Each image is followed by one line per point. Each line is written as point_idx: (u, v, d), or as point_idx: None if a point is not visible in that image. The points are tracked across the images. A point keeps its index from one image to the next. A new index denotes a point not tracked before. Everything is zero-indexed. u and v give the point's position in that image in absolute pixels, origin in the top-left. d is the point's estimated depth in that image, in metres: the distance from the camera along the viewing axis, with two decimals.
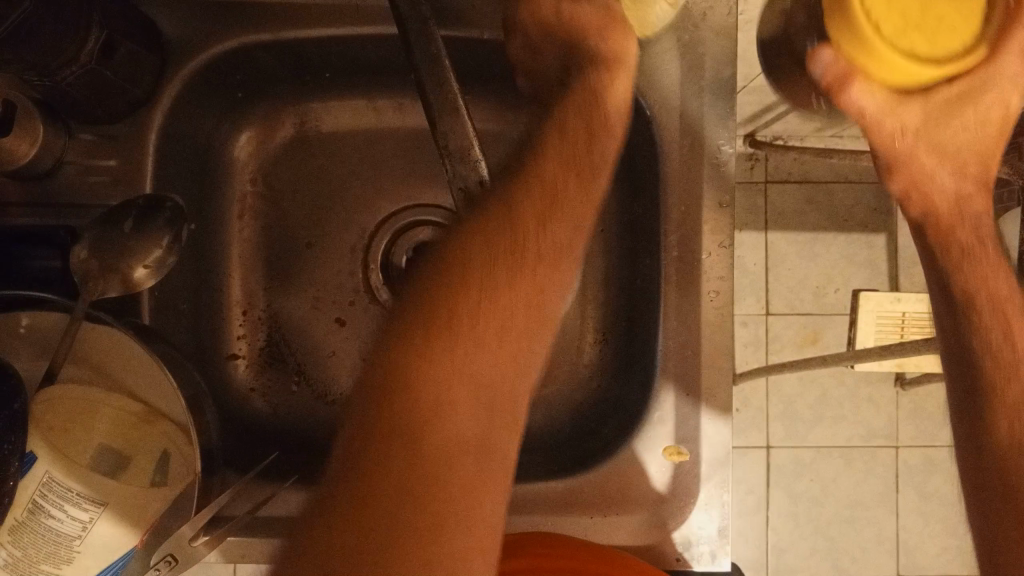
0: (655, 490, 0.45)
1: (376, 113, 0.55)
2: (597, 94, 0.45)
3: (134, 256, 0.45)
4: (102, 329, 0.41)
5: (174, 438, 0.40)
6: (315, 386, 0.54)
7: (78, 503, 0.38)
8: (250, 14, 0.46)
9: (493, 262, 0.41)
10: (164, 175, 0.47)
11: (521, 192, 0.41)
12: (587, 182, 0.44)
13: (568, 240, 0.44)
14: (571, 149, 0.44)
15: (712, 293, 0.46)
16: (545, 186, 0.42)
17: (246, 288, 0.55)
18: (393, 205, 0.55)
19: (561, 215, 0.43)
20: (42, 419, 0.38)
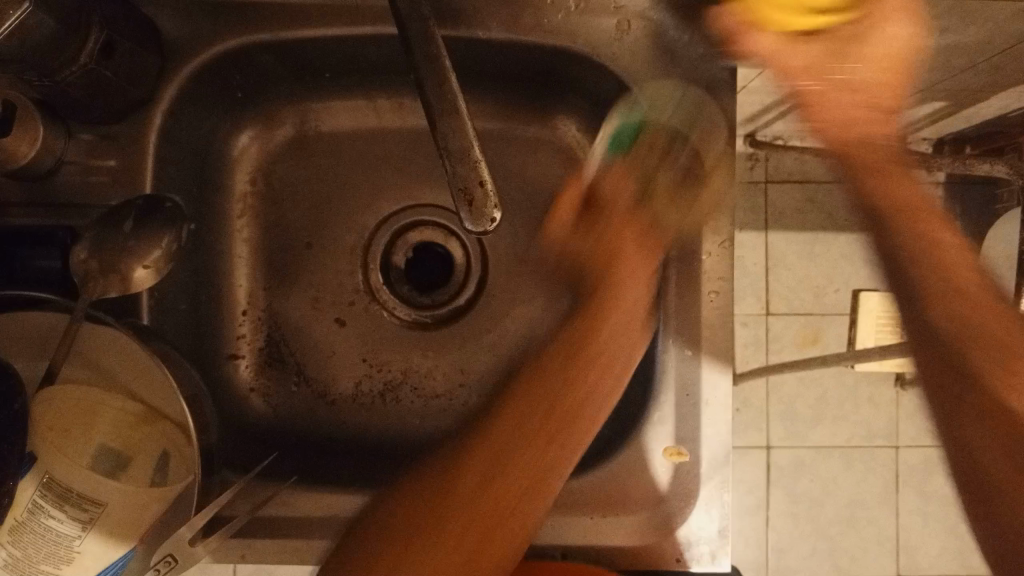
0: (658, 487, 0.45)
1: (375, 113, 0.55)
2: (607, 244, 0.47)
3: (133, 256, 0.44)
4: (101, 329, 0.41)
5: (174, 438, 0.40)
6: (314, 387, 0.54)
7: (78, 503, 0.38)
8: (250, 14, 0.46)
9: (481, 490, 0.41)
10: (164, 175, 0.47)
11: (506, 414, 0.43)
12: (601, 390, 0.44)
13: (601, 372, 0.44)
14: (591, 301, 0.46)
15: (711, 293, 0.47)
16: (540, 399, 0.43)
17: (246, 289, 0.55)
18: (394, 206, 0.55)
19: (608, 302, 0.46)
20: (42, 420, 0.39)
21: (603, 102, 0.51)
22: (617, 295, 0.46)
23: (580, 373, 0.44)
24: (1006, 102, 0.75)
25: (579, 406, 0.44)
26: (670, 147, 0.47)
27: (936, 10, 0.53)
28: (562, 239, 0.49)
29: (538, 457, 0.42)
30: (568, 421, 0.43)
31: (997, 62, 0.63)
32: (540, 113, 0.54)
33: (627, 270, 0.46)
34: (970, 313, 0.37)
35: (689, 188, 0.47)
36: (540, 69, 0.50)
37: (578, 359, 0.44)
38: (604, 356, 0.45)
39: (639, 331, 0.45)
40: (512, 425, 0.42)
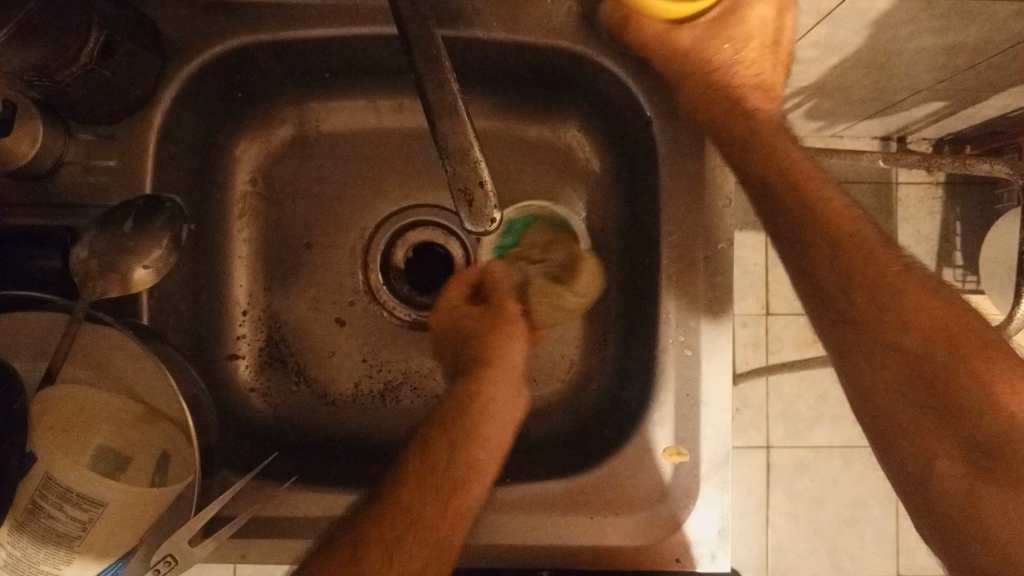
0: (659, 487, 0.45)
1: (375, 113, 0.55)
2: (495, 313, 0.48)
3: (133, 256, 0.44)
4: (103, 329, 0.41)
5: (174, 438, 0.40)
6: (314, 387, 0.54)
7: (77, 503, 0.38)
8: (249, 14, 0.46)
9: (394, 543, 0.40)
10: (164, 175, 0.47)
11: (396, 497, 0.41)
12: (493, 419, 0.45)
13: (496, 415, 0.46)
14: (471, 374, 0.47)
15: (711, 292, 0.47)
16: (443, 448, 0.43)
17: (246, 288, 0.55)
18: (393, 206, 0.55)
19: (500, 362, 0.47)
20: (43, 420, 0.38)
21: (604, 101, 0.51)
22: (497, 361, 0.47)
23: (471, 428, 0.44)
24: (1006, 102, 0.75)
25: (480, 445, 0.44)
26: (551, 241, 0.50)
27: (937, 9, 0.53)
28: (449, 309, 0.49)
29: (442, 513, 0.42)
30: (463, 447, 0.44)
31: (998, 62, 0.63)
32: (540, 113, 0.54)
33: (501, 351, 0.47)
34: (878, 265, 0.41)
35: (568, 283, 0.49)
36: (540, 70, 0.50)
37: (466, 425, 0.44)
38: (493, 399, 0.46)
39: (509, 388, 0.47)
40: (414, 488, 0.42)
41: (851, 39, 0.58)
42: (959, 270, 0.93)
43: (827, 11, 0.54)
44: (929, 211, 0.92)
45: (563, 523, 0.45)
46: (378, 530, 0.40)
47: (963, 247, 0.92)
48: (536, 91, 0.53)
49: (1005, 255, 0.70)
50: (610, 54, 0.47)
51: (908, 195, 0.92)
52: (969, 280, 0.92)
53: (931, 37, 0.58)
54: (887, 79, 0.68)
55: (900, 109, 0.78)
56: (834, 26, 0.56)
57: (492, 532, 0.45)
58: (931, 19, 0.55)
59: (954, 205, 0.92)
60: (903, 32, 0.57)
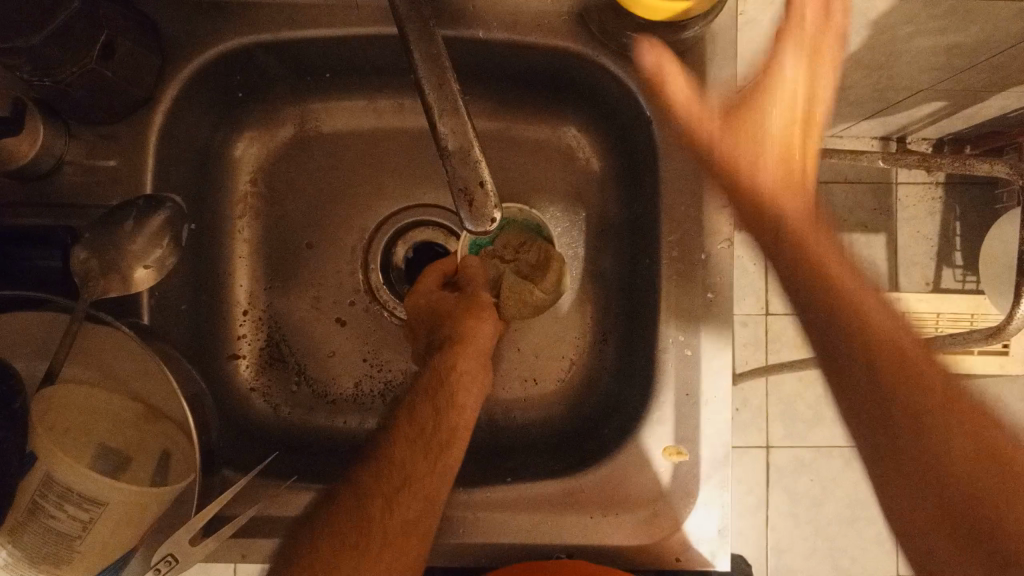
0: (660, 486, 0.45)
1: (376, 113, 0.55)
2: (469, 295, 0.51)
3: (135, 256, 0.45)
4: (103, 330, 0.42)
5: (175, 438, 0.41)
6: (314, 386, 0.55)
7: (78, 503, 0.37)
8: (250, 14, 0.46)
9: (387, 500, 0.43)
10: (164, 175, 0.47)
11: (386, 459, 0.44)
12: (469, 391, 0.48)
13: (473, 385, 0.48)
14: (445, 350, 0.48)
15: (711, 292, 0.47)
16: (427, 414, 0.46)
17: (247, 288, 0.55)
18: (394, 206, 0.56)
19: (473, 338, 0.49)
20: (42, 420, 0.38)
21: (604, 101, 0.51)
22: (469, 341, 0.49)
23: (450, 398, 0.47)
24: (1006, 102, 0.75)
25: (460, 411, 0.46)
26: (525, 242, 0.52)
27: (936, 9, 0.53)
28: (423, 298, 0.51)
29: (429, 472, 0.44)
30: (446, 413, 0.46)
31: (998, 62, 0.63)
32: (540, 113, 0.55)
33: (473, 331, 0.49)
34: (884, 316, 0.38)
35: (539, 282, 0.51)
36: (540, 70, 0.51)
37: (445, 394, 0.47)
38: (468, 373, 0.48)
39: (481, 364, 0.49)
40: (403, 448, 0.44)
41: (851, 39, 0.59)
42: (959, 270, 0.93)
43: None
44: (928, 211, 0.92)
45: (563, 523, 0.45)
46: (372, 486, 0.43)
47: (962, 248, 0.92)
48: (536, 91, 0.53)
49: (1005, 255, 0.70)
50: (611, 54, 0.47)
51: (907, 195, 0.92)
52: (969, 280, 0.92)
53: (931, 37, 0.58)
54: (886, 79, 0.69)
55: (900, 109, 0.78)
56: None
57: (491, 532, 0.45)
58: (932, 19, 0.55)
59: (954, 205, 0.92)
60: (902, 32, 0.57)
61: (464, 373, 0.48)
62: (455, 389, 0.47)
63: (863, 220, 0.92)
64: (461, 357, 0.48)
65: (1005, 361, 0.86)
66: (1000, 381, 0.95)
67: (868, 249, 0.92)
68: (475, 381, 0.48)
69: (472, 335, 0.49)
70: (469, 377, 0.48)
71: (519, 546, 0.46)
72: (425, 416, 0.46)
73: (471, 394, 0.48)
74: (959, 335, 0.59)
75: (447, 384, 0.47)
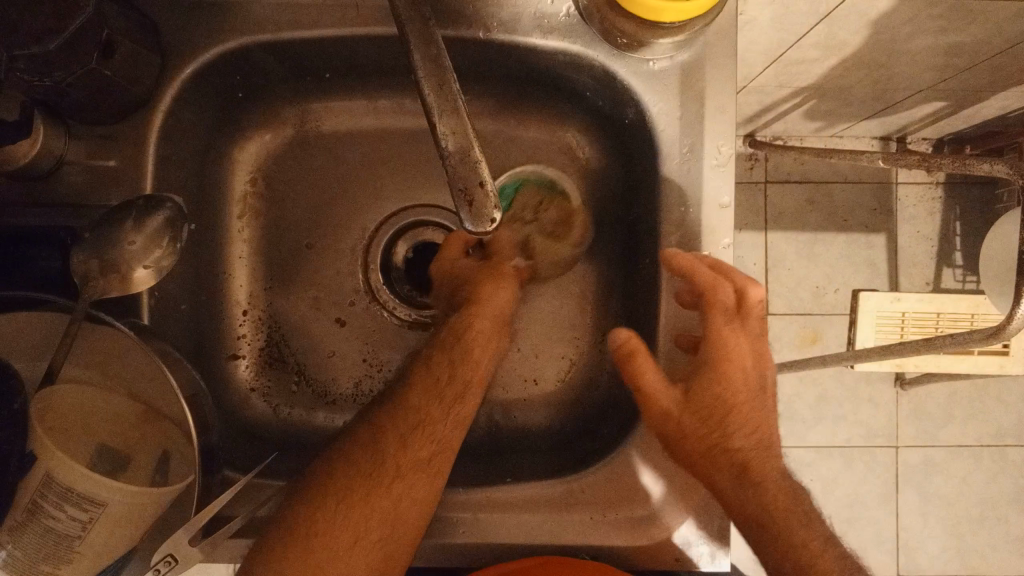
0: (659, 487, 0.45)
1: (376, 114, 0.55)
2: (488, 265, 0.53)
3: (134, 257, 0.45)
4: (104, 330, 0.42)
5: (174, 438, 0.41)
6: (314, 386, 0.55)
7: (77, 503, 0.37)
8: (249, 15, 0.46)
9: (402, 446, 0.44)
10: (164, 175, 0.47)
11: (404, 403, 0.45)
12: (485, 350, 0.49)
13: (488, 344, 0.49)
14: (465, 308, 0.50)
15: None
16: (443, 364, 0.47)
17: (247, 289, 0.55)
18: (393, 206, 0.55)
19: (490, 298, 0.50)
20: (42, 419, 0.38)
21: (604, 102, 0.51)
22: (486, 301, 0.50)
23: (465, 352, 0.48)
24: (1006, 102, 0.75)
25: (474, 367, 0.48)
26: (542, 201, 0.54)
27: (937, 9, 0.53)
28: (447, 262, 0.53)
29: (443, 421, 0.46)
30: (461, 366, 0.48)
31: (997, 62, 0.63)
32: (540, 113, 0.55)
33: (493, 293, 0.51)
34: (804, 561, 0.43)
35: (563, 238, 0.54)
36: (540, 71, 0.50)
37: (461, 347, 0.48)
38: (483, 332, 0.49)
39: (499, 326, 0.50)
40: (419, 393, 0.46)
41: (851, 39, 0.59)
42: (959, 270, 0.93)
43: (827, 11, 0.54)
44: (929, 210, 0.92)
45: (563, 523, 0.45)
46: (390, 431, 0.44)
47: (962, 247, 0.92)
48: (536, 91, 0.53)
49: (1005, 255, 0.70)
50: (610, 55, 0.46)
51: (907, 195, 0.92)
52: (969, 280, 0.92)
53: (931, 37, 0.58)
54: (887, 79, 0.69)
55: (900, 109, 0.78)
56: (834, 27, 0.56)
57: (489, 534, 0.45)
58: (931, 19, 0.55)
59: (954, 205, 0.92)
60: (903, 32, 0.57)
61: (483, 332, 0.49)
62: (470, 346, 0.48)
63: (863, 220, 0.92)
64: (479, 316, 0.49)
65: (1005, 361, 0.86)
66: (1000, 380, 0.95)
67: (868, 249, 0.92)
68: (490, 339, 0.49)
69: (490, 297, 0.50)
70: (486, 334, 0.49)
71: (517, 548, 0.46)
72: (442, 366, 0.47)
73: (487, 351, 0.49)
74: (957, 335, 0.58)
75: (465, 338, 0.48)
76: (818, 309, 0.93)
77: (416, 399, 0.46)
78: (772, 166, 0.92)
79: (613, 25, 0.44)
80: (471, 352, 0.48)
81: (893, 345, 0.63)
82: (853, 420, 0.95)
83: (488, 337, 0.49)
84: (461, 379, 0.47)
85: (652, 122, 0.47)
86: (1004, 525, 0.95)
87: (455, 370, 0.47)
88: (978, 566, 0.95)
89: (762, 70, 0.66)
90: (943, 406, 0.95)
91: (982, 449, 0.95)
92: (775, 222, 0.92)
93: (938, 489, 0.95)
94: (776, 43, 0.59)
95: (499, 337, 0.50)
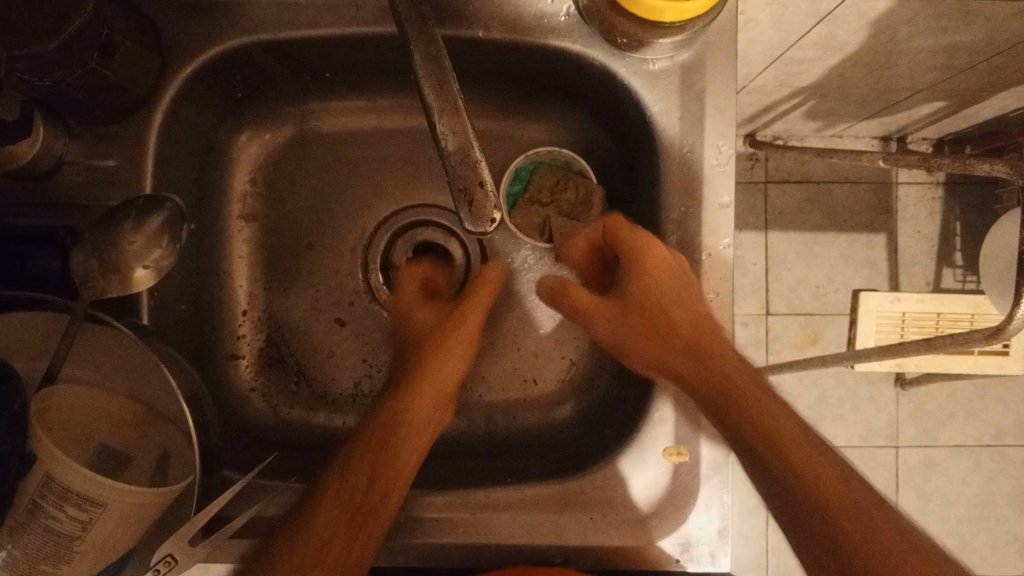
0: (656, 490, 0.46)
1: (376, 114, 0.55)
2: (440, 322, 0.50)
3: (133, 257, 0.44)
4: (103, 330, 0.42)
5: (174, 438, 0.41)
6: (314, 386, 0.55)
7: (77, 503, 0.37)
8: (248, 15, 0.46)
9: (344, 528, 0.40)
10: (164, 175, 0.47)
11: (346, 475, 0.42)
12: (428, 419, 0.46)
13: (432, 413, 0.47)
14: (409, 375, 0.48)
15: (711, 293, 0.47)
16: (382, 439, 0.44)
17: (246, 289, 0.55)
18: (393, 206, 0.55)
19: (441, 362, 0.49)
20: (42, 419, 0.38)
21: (604, 103, 0.51)
22: (435, 367, 0.48)
23: (407, 423, 0.45)
24: (1006, 102, 0.75)
25: (422, 432, 0.46)
26: (560, 181, 0.53)
27: (937, 9, 0.53)
28: (405, 305, 0.52)
29: (388, 498, 0.42)
30: (404, 440, 0.45)
31: (998, 62, 0.63)
32: (539, 113, 0.55)
33: (443, 356, 0.49)
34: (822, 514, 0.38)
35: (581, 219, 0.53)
36: (540, 71, 0.50)
37: (402, 425, 0.45)
38: (426, 401, 0.47)
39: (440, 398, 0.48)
40: (363, 472, 0.42)
41: (851, 39, 0.59)
42: (960, 270, 0.93)
43: (827, 11, 0.54)
44: (929, 210, 0.92)
45: (563, 523, 0.45)
46: (326, 520, 0.40)
47: (963, 247, 0.92)
48: (536, 91, 0.53)
49: (1005, 255, 0.70)
50: (610, 55, 0.46)
51: (907, 195, 0.92)
52: (969, 280, 0.92)
53: (931, 38, 0.58)
54: (887, 79, 0.68)
55: (900, 109, 0.78)
56: (834, 27, 0.56)
57: (488, 533, 0.45)
58: (932, 19, 0.55)
59: (954, 205, 0.92)
60: (903, 32, 0.57)
61: (429, 399, 0.47)
62: (413, 414, 0.46)
63: (863, 220, 0.92)
64: (425, 382, 0.47)
65: (1005, 361, 0.86)
66: (1000, 381, 0.95)
67: (868, 249, 0.92)
68: (434, 405, 0.47)
69: (436, 360, 0.48)
70: (431, 402, 0.47)
71: (517, 547, 0.46)
72: (382, 438, 0.44)
73: (430, 418, 0.47)
74: (957, 336, 0.58)
75: (411, 405, 0.46)
76: (819, 309, 0.93)
77: (356, 476, 0.42)
78: (772, 166, 0.92)
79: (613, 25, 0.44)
80: (413, 420, 0.46)
81: (894, 345, 0.62)
82: (853, 420, 0.95)
83: (432, 403, 0.47)
84: (404, 456, 0.44)
85: (652, 121, 0.47)
86: (1004, 525, 0.95)
87: (401, 444, 0.44)
88: (979, 566, 0.95)
89: (763, 70, 0.66)
90: (944, 406, 0.95)
91: (982, 449, 0.95)
92: (775, 222, 0.92)
93: (939, 490, 0.95)
94: (776, 43, 0.59)
95: (444, 405, 0.48)
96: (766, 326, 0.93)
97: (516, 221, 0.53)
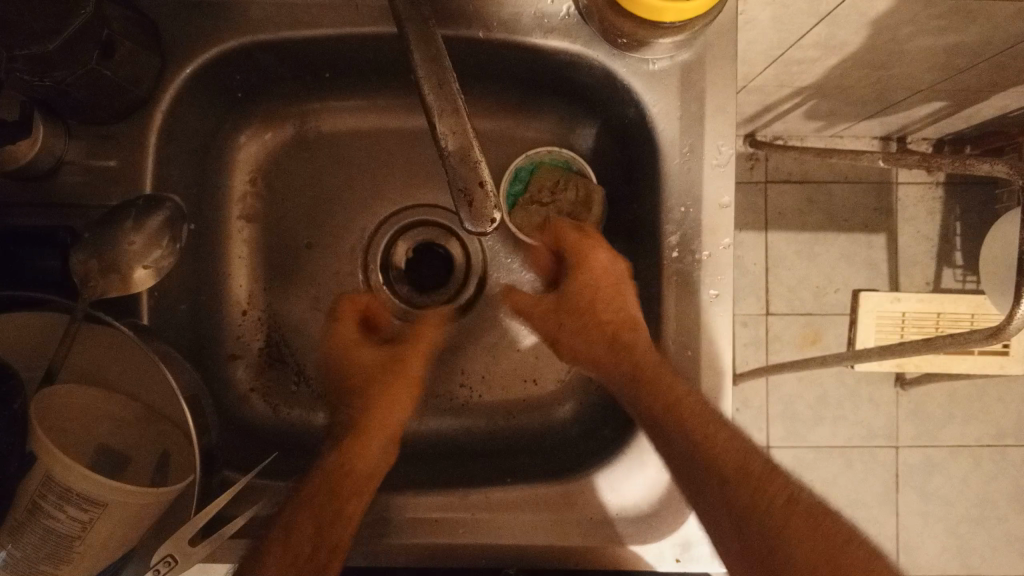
0: (652, 490, 0.46)
1: (376, 114, 0.55)
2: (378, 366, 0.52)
3: (134, 257, 0.44)
4: (102, 330, 0.42)
5: (173, 438, 0.41)
6: (314, 386, 0.55)
7: (78, 503, 0.37)
8: (247, 15, 0.46)
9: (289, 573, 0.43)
10: (164, 176, 0.47)
11: (292, 529, 0.44)
12: (375, 468, 0.47)
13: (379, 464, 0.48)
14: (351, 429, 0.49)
15: (714, 289, 0.46)
16: (325, 495, 0.45)
17: (247, 289, 0.55)
18: (393, 206, 0.55)
19: (381, 413, 0.50)
20: (41, 419, 0.38)
21: (604, 102, 0.51)
22: (376, 420, 0.49)
23: (350, 478, 0.46)
24: (1006, 102, 0.75)
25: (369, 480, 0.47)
26: (560, 181, 0.53)
27: (937, 9, 0.53)
28: (349, 341, 0.52)
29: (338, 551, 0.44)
30: (352, 494, 0.45)
31: (998, 62, 0.63)
32: (538, 113, 0.55)
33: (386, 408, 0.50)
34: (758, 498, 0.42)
35: (584, 220, 0.53)
36: (539, 71, 0.50)
37: (345, 480, 0.46)
38: (368, 453, 0.48)
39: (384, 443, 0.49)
40: (305, 527, 0.44)
41: (851, 39, 0.58)
42: (960, 270, 0.93)
43: (827, 11, 0.54)
44: (929, 210, 0.92)
45: (562, 523, 0.45)
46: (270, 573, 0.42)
47: (963, 247, 0.92)
48: (535, 91, 0.53)
49: (1005, 255, 0.70)
50: (609, 55, 0.46)
51: (907, 195, 0.92)
52: (969, 280, 0.92)
53: (931, 37, 0.58)
54: (887, 79, 0.68)
55: (899, 109, 0.78)
56: (834, 27, 0.56)
57: (486, 533, 0.45)
58: (932, 19, 0.55)
59: (954, 205, 0.92)
60: (903, 32, 0.57)
61: (374, 448, 0.48)
62: (359, 470, 0.47)
63: (863, 220, 0.92)
64: (370, 436, 0.49)
65: (1005, 361, 0.86)
66: (1000, 381, 0.95)
67: (868, 249, 0.92)
68: (381, 454, 0.49)
69: (376, 411, 0.50)
70: (375, 451, 0.48)
71: (515, 546, 0.46)
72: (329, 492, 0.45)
73: (378, 466, 0.48)
74: (957, 336, 0.58)
75: (356, 456, 0.47)
76: (818, 309, 0.93)
77: (301, 534, 0.44)
78: (772, 166, 0.92)
79: (613, 25, 0.44)
80: (362, 474, 0.47)
81: (894, 345, 0.62)
82: (853, 420, 0.95)
83: (379, 454, 0.48)
84: (354, 508, 0.45)
85: (652, 121, 0.47)
86: (1005, 525, 0.95)
87: (356, 497, 0.45)
88: (980, 566, 0.95)
89: (763, 70, 0.66)
90: (944, 406, 0.95)
91: (983, 449, 0.95)
92: (775, 223, 0.92)
93: (939, 490, 0.95)
94: (777, 42, 0.59)
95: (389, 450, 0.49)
96: (766, 326, 0.93)
97: (516, 221, 0.53)
